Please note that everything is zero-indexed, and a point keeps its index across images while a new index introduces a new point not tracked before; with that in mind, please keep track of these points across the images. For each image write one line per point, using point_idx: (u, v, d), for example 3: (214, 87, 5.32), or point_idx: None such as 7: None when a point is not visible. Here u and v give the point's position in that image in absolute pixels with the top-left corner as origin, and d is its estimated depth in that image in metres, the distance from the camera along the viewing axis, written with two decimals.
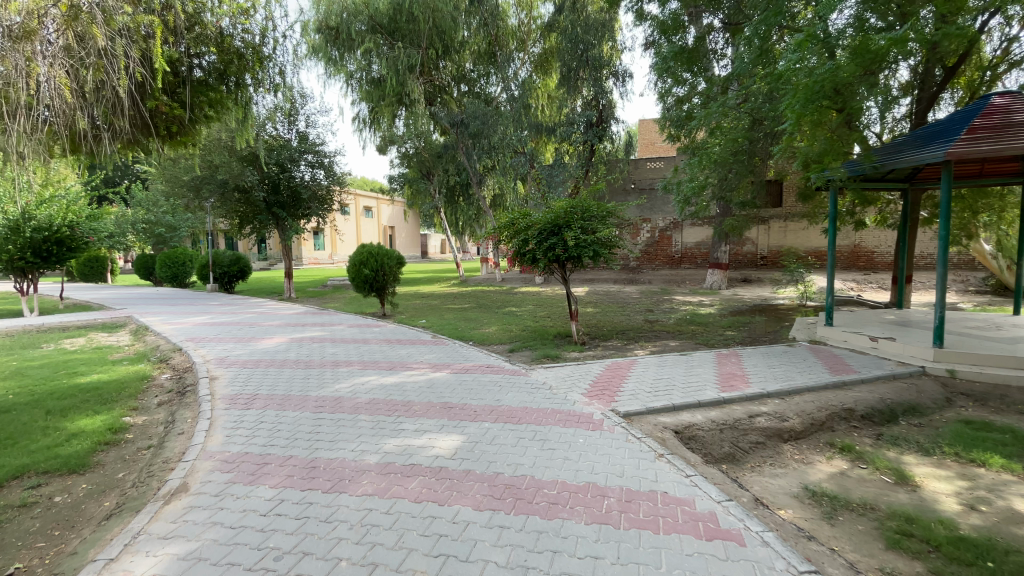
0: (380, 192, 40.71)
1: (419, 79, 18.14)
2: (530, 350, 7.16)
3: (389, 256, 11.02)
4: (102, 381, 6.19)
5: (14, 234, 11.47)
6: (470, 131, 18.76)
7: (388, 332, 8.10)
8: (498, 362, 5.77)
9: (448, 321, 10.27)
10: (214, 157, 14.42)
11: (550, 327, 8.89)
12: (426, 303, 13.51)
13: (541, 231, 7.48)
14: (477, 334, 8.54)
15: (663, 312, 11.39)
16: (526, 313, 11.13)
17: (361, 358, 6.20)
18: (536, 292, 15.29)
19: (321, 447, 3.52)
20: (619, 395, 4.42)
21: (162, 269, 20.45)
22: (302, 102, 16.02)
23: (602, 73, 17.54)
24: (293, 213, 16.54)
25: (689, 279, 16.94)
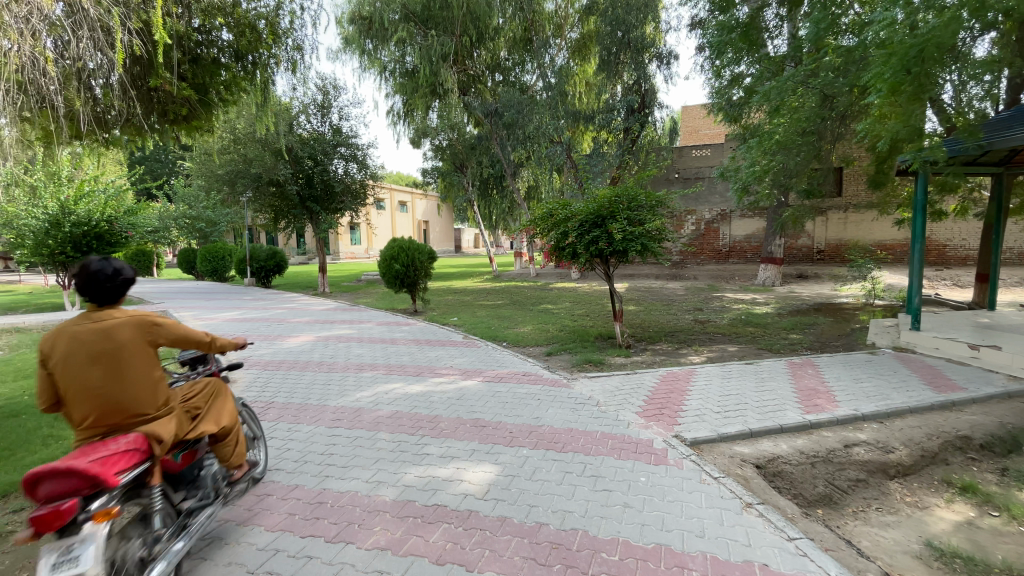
0: (415, 186, 40.71)
1: (453, 68, 17.64)
2: (570, 353, 6.52)
3: (421, 251, 10.55)
4: None
5: (55, 228, 11.84)
6: (504, 121, 18.16)
7: (417, 331, 7.57)
8: (536, 369, 5.14)
9: (481, 319, 9.73)
10: (248, 150, 14.37)
11: (591, 328, 8.20)
12: (459, 299, 13.04)
13: (582, 222, 6.78)
14: (511, 334, 7.94)
15: (714, 312, 10.51)
16: (564, 311, 10.47)
17: (386, 361, 5.69)
18: (572, 289, 14.61)
19: (331, 476, 3.00)
20: (682, 416, 3.74)
21: (203, 263, 20.84)
22: (335, 94, 15.77)
23: (644, 56, 16.55)
24: (326, 207, 16.35)
25: (738, 275, 15.87)
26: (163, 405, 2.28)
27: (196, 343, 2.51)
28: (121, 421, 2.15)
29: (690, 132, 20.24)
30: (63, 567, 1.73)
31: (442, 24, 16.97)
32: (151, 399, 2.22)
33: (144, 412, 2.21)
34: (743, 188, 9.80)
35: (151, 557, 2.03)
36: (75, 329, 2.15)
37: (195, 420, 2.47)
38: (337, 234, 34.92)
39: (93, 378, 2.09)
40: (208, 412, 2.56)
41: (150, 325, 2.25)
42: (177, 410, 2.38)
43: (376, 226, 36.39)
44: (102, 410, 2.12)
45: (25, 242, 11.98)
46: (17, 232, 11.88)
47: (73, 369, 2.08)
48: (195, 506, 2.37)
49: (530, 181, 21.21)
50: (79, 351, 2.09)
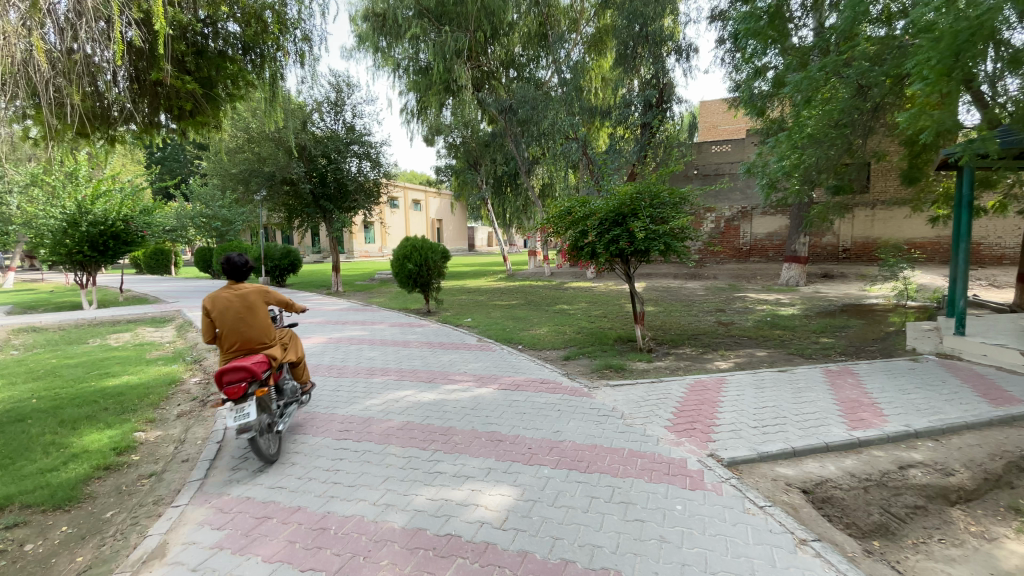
0: (429, 185, 40.67)
1: (467, 64, 17.41)
2: (590, 358, 6.22)
3: (434, 250, 10.33)
4: (131, 383, 5.83)
5: (72, 228, 11.89)
6: (519, 117, 17.90)
7: (431, 333, 7.33)
8: (554, 376, 4.87)
9: (496, 320, 9.47)
10: (262, 149, 14.32)
11: (610, 331, 7.90)
12: (473, 299, 12.82)
13: (602, 220, 6.47)
14: (527, 337, 7.67)
15: (737, 313, 10.12)
16: (581, 312, 10.17)
17: (398, 366, 5.46)
18: (588, 288, 14.30)
19: (336, 497, 2.76)
20: (716, 432, 3.45)
21: (220, 262, 20.95)
22: (349, 92, 15.64)
23: (662, 50, 16.13)
24: (340, 206, 16.23)
25: (760, 275, 15.38)
26: (272, 338, 3.63)
27: (285, 304, 3.86)
28: (250, 347, 3.49)
29: (708, 128, 19.71)
30: (239, 418, 3.05)
31: (456, 20, 16.70)
32: (267, 334, 3.57)
33: (263, 342, 3.57)
34: (770, 184, 9.38)
35: (274, 425, 3.39)
36: (220, 294, 3.51)
37: (286, 350, 3.81)
38: (352, 233, 35.01)
39: (234, 320, 3.43)
40: (291, 348, 3.90)
41: (264, 289, 3.60)
42: (279, 344, 3.73)
43: (390, 225, 36.41)
44: (239, 340, 3.47)
45: (43, 242, 12.03)
46: (36, 232, 11.94)
47: (221, 316, 3.42)
48: (289, 403, 3.71)
49: (545, 179, 20.91)
50: (224, 305, 3.43)
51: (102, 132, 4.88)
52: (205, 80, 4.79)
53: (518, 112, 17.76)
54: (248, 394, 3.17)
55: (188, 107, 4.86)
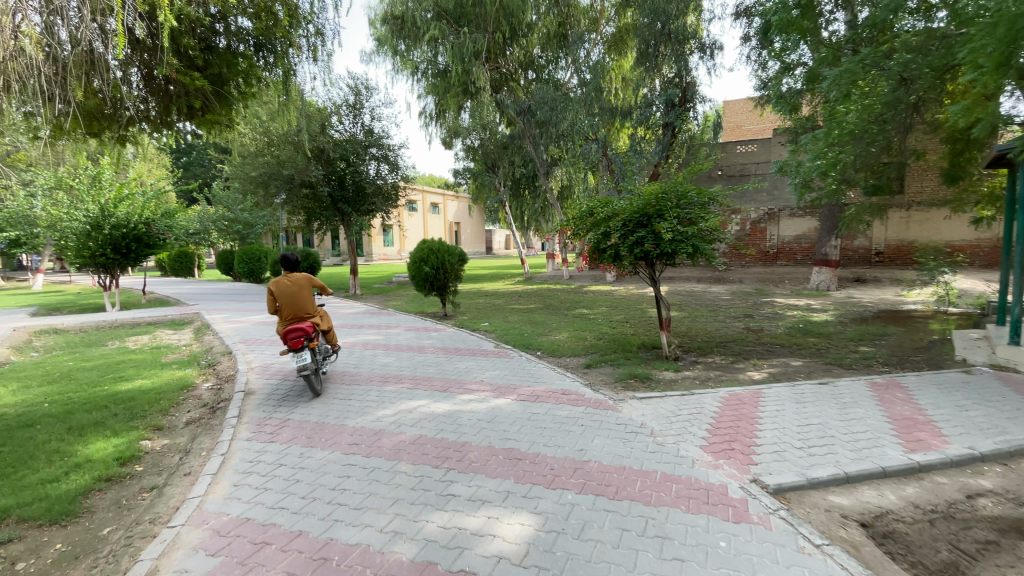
0: (447, 188, 40.71)
1: (485, 65, 17.25)
2: (614, 366, 5.90)
3: (451, 253, 10.17)
4: (143, 388, 5.74)
5: (95, 230, 12.03)
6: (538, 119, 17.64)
7: (446, 338, 7.10)
8: (576, 386, 4.58)
9: (514, 325, 9.21)
10: (281, 152, 14.35)
11: (633, 337, 7.57)
12: (490, 302, 12.58)
13: (625, 222, 6.16)
14: (546, 343, 7.37)
15: (767, 320, 9.67)
16: (602, 317, 9.85)
17: (413, 374, 5.24)
18: (608, 292, 13.94)
19: (340, 522, 2.53)
20: (757, 455, 3.14)
21: (241, 264, 21.16)
22: (367, 94, 15.61)
23: (686, 47, 15.73)
24: (358, 209, 16.16)
25: (788, 279, 14.82)
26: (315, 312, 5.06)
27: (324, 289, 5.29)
28: (300, 316, 4.93)
29: (731, 128, 19.17)
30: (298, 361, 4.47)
31: (475, 21, 16.55)
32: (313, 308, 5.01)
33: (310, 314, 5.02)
34: (804, 184, 8.93)
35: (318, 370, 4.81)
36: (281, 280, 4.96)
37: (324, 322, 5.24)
38: (370, 236, 35.18)
39: (290, 296, 4.86)
40: (326, 321, 5.32)
41: (311, 277, 5.07)
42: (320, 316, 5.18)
43: (408, 228, 36.51)
44: (293, 312, 4.91)
45: (68, 244, 12.22)
46: (61, 234, 12.12)
47: (282, 294, 4.87)
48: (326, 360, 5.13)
49: (564, 181, 20.62)
50: (284, 287, 4.88)
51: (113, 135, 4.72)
52: (215, 77, 4.61)
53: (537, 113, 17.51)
54: (303, 346, 4.62)
55: (196, 104, 4.64)
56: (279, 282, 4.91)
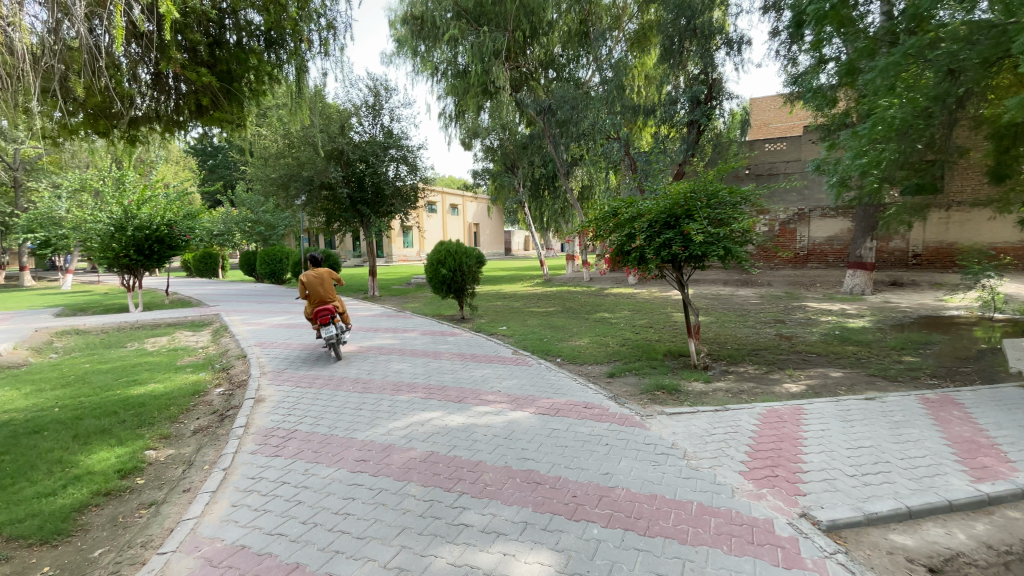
0: (466, 189, 40.69)
1: (505, 65, 17.04)
2: (639, 376, 5.57)
3: (469, 255, 9.97)
4: (155, 392, 5.65)
5: (119, 232, 12.18)
6: (558, 118, 17.35)
7: (463, 343, 6.86)
8: (600, 399, 4.28)
9: (533, 329, 8.95)
10: (301, 153, 14.36)
11: (659, 345, 7.22)
12: (509, 305, 12.32)
13: (651, 222, 5.83)
14: (567, 349, 7.08)
15: (799, 326, 9.20)
16: (624, 322, 9.50)
17: (427, 381, 5.01)
18: (630, 295, 13.56)
19: (341, 554, 2.30)
20: (805, 484, 2.82)
21: (263, 265, 21.38)
22: (386, 95, 15.53)
23: (711, 43, 15.26)
24: (377, 210, 16.06)
25: (820, 282, 14.21)
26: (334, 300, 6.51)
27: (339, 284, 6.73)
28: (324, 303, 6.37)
29: (758, 126, 18.57)
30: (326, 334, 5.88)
31: (495, 20, 16.36)
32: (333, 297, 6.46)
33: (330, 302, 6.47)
34: (841, 182, 8.45)
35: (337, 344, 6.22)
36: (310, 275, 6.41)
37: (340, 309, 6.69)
38: (390, 237, 35.33)
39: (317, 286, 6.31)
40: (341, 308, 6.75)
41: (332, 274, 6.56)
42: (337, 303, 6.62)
43: (427, 229, 36.57)
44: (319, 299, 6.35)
45: (94, 245, 12.40)
46: (87, 236, 12.33)
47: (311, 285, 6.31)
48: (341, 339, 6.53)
49: (585, 181, 20.27)
50: (313, 280, 6.33)
51: (121, 134, 4.52)
52: (224, 74, 4.44)
53: (557, 112, 17.22)
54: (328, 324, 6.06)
55: (205, 101, 4.43)
56: (306, 275, 6.36)
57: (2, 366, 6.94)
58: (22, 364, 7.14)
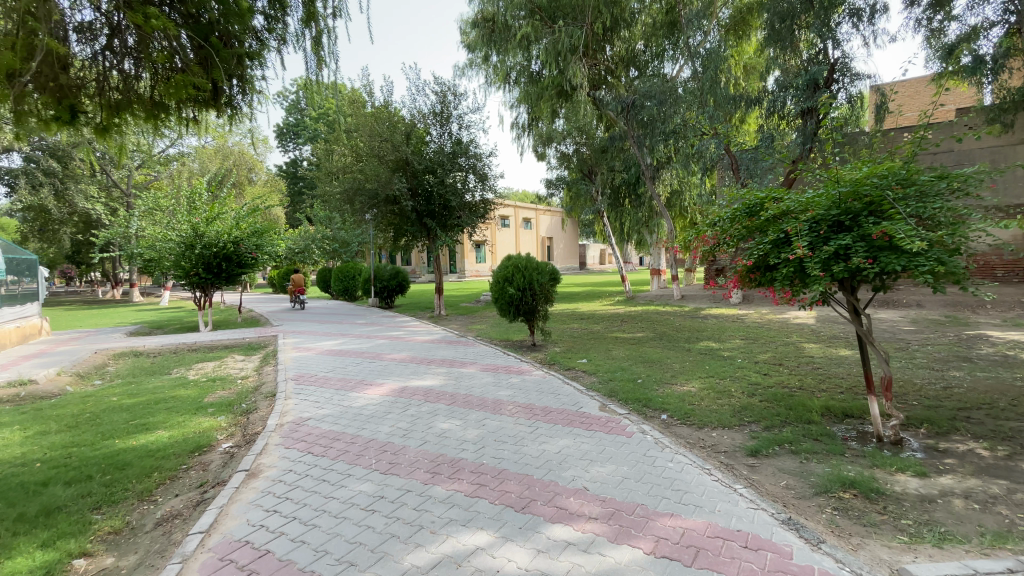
0: (540, 202, 39.57)
1: (583, 62, 15.34)
2: (805, 471, 3.59)
3: (542, 271, 8.42)
4: (154, 444, 4.53)
5: (189, 250, 12.10)
6: (642, 117, 15.38)
7: (532, 388, 5.25)
8: (767, 529, 2.45)
9: (622, 362, 7.15)
10: (367, 165, 13.62)
11: (809, 403, 5.12)
12: (589, 329, 10.58)
13: (813, 221, 4.03)
14: (674, 402, 5.21)
15: (1001, 367, 6.62)
16: (741, 358, 7.37)
17: (479, 456, 3.46)
18: (738, 319, 11.27)
19: None
20: None
21: (338, 282, 21.39)
22: (455, 101, 14.48)
23: (832, 16, 12.65)
24: (445, 224, 14.96)
25: (992, 303, 11.07)
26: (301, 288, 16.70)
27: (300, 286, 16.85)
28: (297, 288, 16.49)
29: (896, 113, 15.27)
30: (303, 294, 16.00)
31: (572, 14, 14.82)
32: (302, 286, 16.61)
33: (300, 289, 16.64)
34: None
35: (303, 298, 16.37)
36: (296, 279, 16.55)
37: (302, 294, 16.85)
38: (463, 253, 34.94)
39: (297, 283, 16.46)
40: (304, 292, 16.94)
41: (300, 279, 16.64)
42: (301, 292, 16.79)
43: (500, 243, 35.78)
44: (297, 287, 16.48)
45: (167, 262, 12.40)
46: (161, 255, 12.39)
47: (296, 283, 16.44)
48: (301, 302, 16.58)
49: (673, 185, 18.02)
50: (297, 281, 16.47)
51: (78, 126, 3.51)
52: (204, 29, 3.37)
53: (641, 109, 15.27)
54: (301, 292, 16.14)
55: (172, 61, 3.36)
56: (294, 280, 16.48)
57: (34, 397, 6.29)
58: (55, 394, 6.48)
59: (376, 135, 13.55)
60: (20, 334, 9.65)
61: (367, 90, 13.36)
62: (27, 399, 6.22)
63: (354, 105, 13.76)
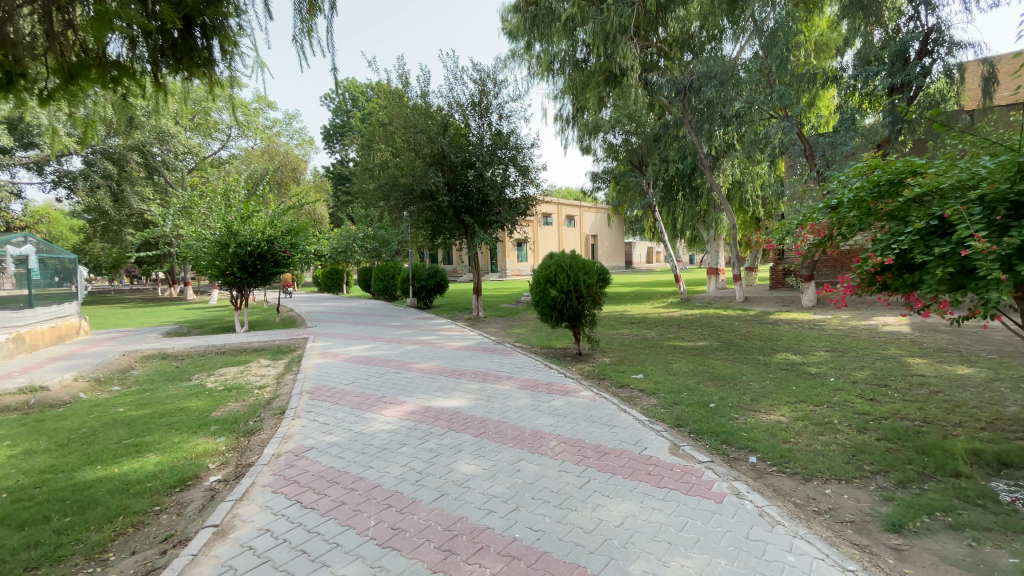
0: (584, 199, 38.40)
1: (636, 43, 13.98)
2: (982, 563, 2.44)
3: (588, 271, 7.41)
4: (135, 471, 3.90)
5: (223, 249, 11.87)
6: (699, 101, 14.00)
7: (578, 415, 4.27)
8: None
9: (685, 379, 6.04)
10: (402, 159, 12.98)
11: (948, 444, 3.89)
12: (642, 335, 9.45)
13: (986, 203, 2.87)
14: (764, 441, 4.08)
15: None
16: (833, 378, 6.11)
17: (508, 527, 2.51)
18: (815, 327, 9.82)
19: None
20: None
21: (378, 282, 21.16)
22: (495, 89, 13.59)
23: None
24: (483, 220, 14.12)
25: None
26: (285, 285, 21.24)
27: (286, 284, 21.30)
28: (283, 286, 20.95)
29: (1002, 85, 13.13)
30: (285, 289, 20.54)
31: None
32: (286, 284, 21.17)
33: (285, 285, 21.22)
34: None
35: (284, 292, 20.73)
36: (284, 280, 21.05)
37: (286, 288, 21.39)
38: (505, 252, 34.39)
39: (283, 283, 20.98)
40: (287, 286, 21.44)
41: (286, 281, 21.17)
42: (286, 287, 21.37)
43: (542, 241, 34.94)
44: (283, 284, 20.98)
45: (204, 262, 12.24)
46: (197, 253, 12.22)
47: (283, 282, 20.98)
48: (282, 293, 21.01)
49: (734, 176, 16.44)
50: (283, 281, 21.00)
51: (15, 93, 3.04)
52: None
53: (700, 93, 13.80)
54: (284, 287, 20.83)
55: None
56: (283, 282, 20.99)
57: (43, 405, 5.92)
58: (66, 402, 6.10)
59: (411, 127, 12.84)
60: (55, 334, 9.55)
61: (401, 78, 12.69)
62: (35, 407, 5.84)
63: (388, 95, 13.15)
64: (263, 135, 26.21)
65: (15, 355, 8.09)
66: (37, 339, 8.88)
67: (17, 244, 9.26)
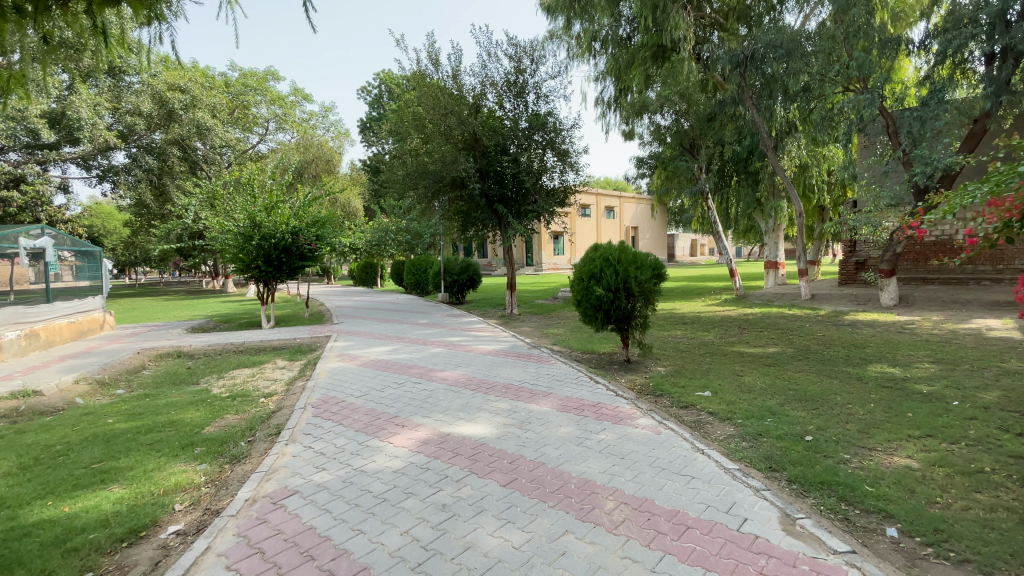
0: (624, 189, 36.87)
1: (689, 12, 12.59)
2: None
3: (641, 266, 6.31)
4: (86, 511, 3.14)
5: (248, 241, 11.39)
6: (763, 74, 12.39)
7: (640, 458, 3.25)
8: None
9: (766, 399, 4.89)
10: (432, 144, 12.14)
11: None
12: (698, 339, 8.28)
13: None
14: (901, 502, 2.94)
15: None
16: (956, 401, 4.82)
17: None
18: (905, 331, 8.38)
19: None
20: None
21: (410, 276, 20.55)
22: (533, 67, 12.52)
23: None
24: (518, 211, 13.17)
25: None
26: None
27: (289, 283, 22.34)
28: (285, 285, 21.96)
29: None
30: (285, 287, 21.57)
31: None
32: None
33: None
34: None
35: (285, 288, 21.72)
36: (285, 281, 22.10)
37: None
38: (541, 245, 33.40)
39: None
40: None
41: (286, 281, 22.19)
42: None
43: (580, 233, 33.73)
44: None
45: (228, 255, 11.80)
46: (221, 246, 11.80)
47: None
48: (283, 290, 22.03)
49: (798, 161, 14.76)
50: None
51: None
52: None
53: (762, 65, 12.28)
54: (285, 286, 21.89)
55: None
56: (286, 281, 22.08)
57: (32, 413, 5.37)
58: (58, 409, 5.53)
59: (441, 108, 11.87)
60: (74, 329, 9.24)
61: (431, 57, 11.78)
62: (24, 415, 5.29)
63: (417, 76, 12.26)
64: (299, 127, 26.19)
65: (29, 352, 7.80)
66: (54, 334, 8.54)
67: (32, 236, 8.82)
